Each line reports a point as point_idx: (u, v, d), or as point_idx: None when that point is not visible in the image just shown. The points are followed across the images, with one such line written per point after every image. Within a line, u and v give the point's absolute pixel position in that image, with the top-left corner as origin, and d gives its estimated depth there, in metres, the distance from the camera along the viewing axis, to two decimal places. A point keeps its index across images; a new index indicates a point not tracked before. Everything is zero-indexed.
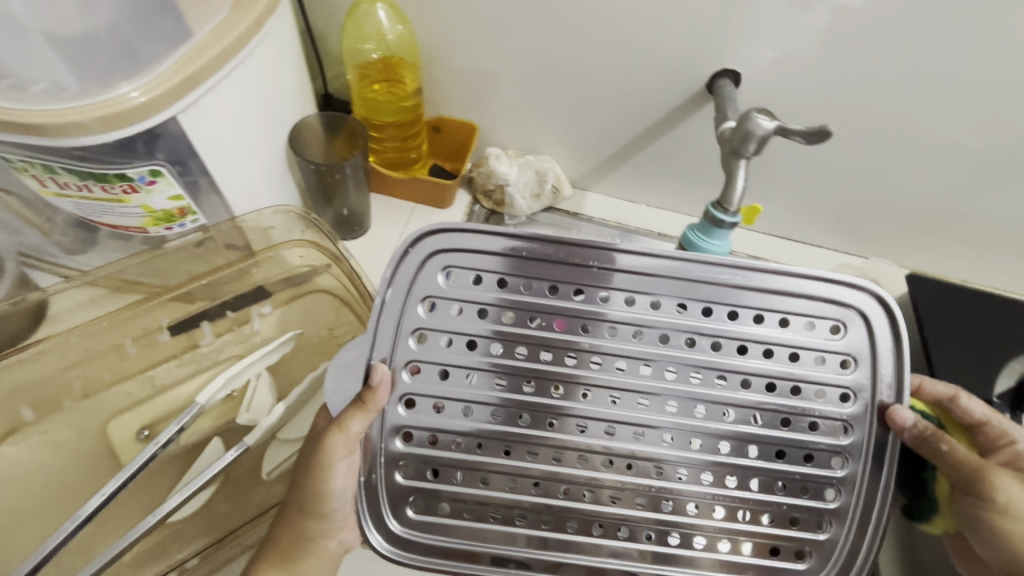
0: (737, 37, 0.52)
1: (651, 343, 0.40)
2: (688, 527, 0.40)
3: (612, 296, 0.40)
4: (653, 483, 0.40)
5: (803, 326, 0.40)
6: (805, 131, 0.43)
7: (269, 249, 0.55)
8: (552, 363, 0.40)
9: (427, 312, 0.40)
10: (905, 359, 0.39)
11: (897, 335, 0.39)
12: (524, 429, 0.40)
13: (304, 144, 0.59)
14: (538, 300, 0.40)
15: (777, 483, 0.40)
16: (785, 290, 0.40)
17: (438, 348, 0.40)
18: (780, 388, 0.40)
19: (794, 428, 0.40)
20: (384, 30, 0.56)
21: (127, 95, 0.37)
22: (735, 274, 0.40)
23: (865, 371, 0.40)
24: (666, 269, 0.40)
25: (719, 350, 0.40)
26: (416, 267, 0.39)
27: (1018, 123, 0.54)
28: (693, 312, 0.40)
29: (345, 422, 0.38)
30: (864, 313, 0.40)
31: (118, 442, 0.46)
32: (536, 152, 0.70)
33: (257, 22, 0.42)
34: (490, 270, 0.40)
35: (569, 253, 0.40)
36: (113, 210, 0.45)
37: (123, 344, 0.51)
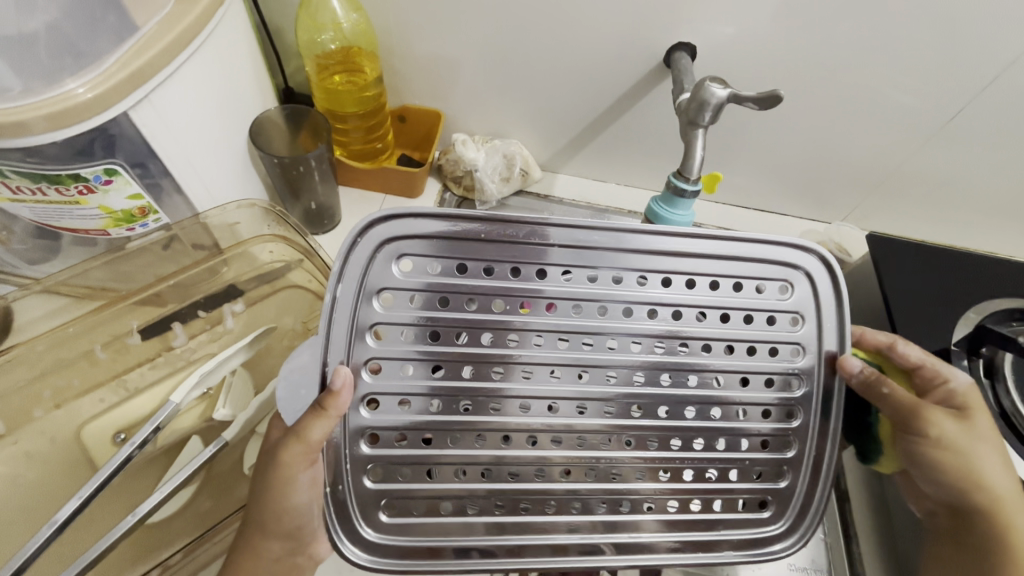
0: (690, 11, 0.53)
1: (616, 317, 0.40)
2: (665, 492, 0.42)
3: (574, 274, 0.39)
4: (627, 454, 0.41)
5: (754, 289, 0.41)
6: (757, 97, 0.45)
7: (237, 246, 0.55)
8: (519, 344, 0.39)
9: (383, 305, 0.38)
10: (845, 311, 0.42)
11: (838, 290, 0.42)
12: (495, 417, 0.39)
13: (266, 139, 0.59)
14: (499, 284, 0.38)
15: (739, 441, 0.42)
16: (742, 257, 0.40)
17: (398, 343, 0.38)
18: (738, 349, 0.41)
19: (752, 386, 0.42)
20: (339, 19, 0.56)
21: (73, 92, 0.37)
22: (692, 246, 0.40)
23: (812, 326, 0.42)
24: (627, 241, 0.39)
25: (680, 318, 0.41)
26: (367, 259, 0.37)
27: (962, 82, 0.56)
28: (653, 283, 0.40)
29: (305, 430, 0.36)
30: (809, 273, 0.42)
31: (94, 447, 0.46)
32: (503, 136, 0.70)
33: (204, 14, 0.42)
34: (448, 257, 0.38)
35: (526, 235, 0.38)
36: (71, 213, 0.44)
37: (92, 350, 0.50)
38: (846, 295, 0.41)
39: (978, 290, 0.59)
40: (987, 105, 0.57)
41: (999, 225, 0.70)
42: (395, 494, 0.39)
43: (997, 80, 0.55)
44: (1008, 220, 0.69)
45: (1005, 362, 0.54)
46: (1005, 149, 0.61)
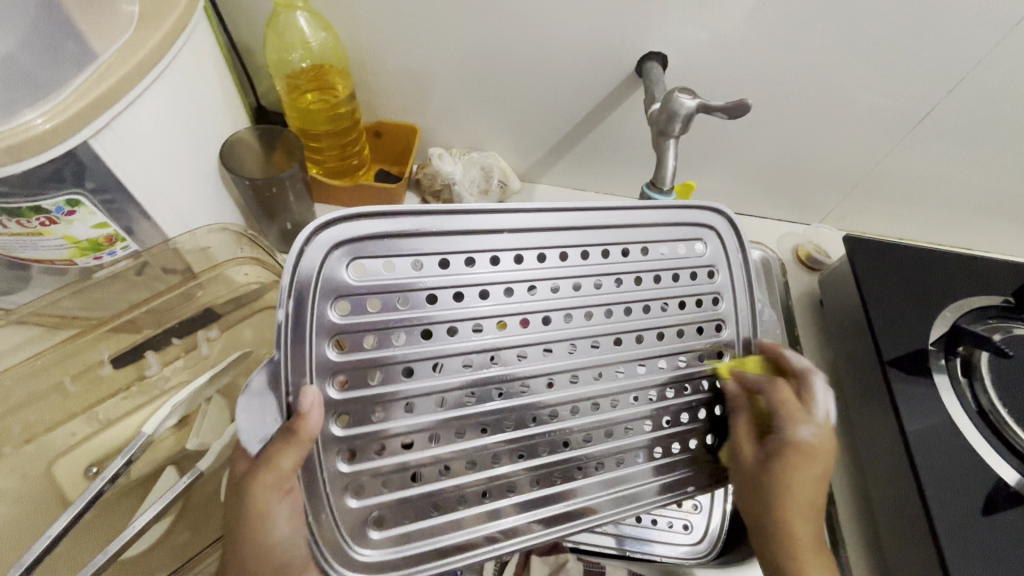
0: (659, 21, 0.54)
1: (568, 293, 0.41)
2: (632, 445, 0.44)
3: (523, 256, 0.40)
4: (594, 419, 0.42)
5: (674, 250, 0.45)
6: (725, 106, 0.45)
7: (212, 269, 0.53)
8: (485, 333, 0.39)
9: (340, 313, 0.35)
10: (747, 259, 0.47)
11: (741, 242, 0.47)
12: (474, 408, 0.39)
13: (239, 161, 0.58)
14: (454, 276, 0.38)
15: (683, 385, 0.45)
16: (663, 222, 0.44)
17: (362, 350, 0.36)
18: (673, 306, 0.45)
19: (688, 336, 0.45)
20: (308, 38, 0.56)
21: (31, 122, 0.36)
22: (625, 216, 0.42)
23: (725, 275, 0.47)
24: (571, 221, 0.41)
25: (622, 285, 0.43)
26: (318, 266, 0.34)
27: (929, 83, 0.56)
28: (594, 256, 0.42)
29: (274, 459, 0.33)
30: (715, 230, 0.46)
31: (66, 482, 0.45)
32: (480, 149, 0.70)
33: (167, 38, 0.42)
34: (402, 255, 0.36)
35: (474, 222, 0.38)
36: (35, 244, 0.43)
37: (61, 383, 0.49)
38: (746, 244, 0.47)
39: (954, 289, 0.59)
40: (955, 105, 0.58)
41: (973, 222, 0.71)
42: (376, 507, 0.37)
43: (964, 80, 0.56)
44: (982, 217, 0.70)
45: (983, 361, 0.54)
46: (974, 147, 0.62)
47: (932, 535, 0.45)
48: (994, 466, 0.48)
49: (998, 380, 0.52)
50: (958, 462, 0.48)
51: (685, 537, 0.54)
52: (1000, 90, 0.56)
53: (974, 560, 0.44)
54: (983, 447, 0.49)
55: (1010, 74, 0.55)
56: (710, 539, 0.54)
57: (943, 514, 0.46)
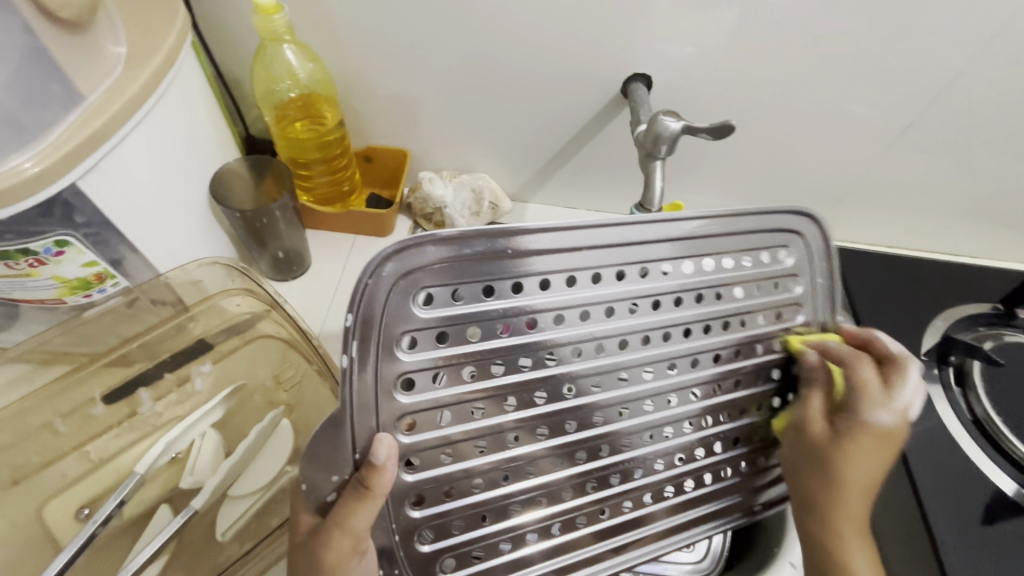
0: (641, 44, 0.55)
1: (645, 313, 0.41)
2: (692, 470, 0.46)
3: (603, 275, 0.40)
4: (668, 443, 0.44)
5: (753, 261, 0.45)
6: (710, 128, 0.46)
7: (203, 301, 0.53)
8: (559, 361, 0.40)
9: (409, 348, 0.36)
10: (831, 267, 0.47)
11: (826, 246, 0.46)
12: (550, 440, 0.41)
13: (229, 192, 0.59)
14: (529, 301, 0.38)
15: (746, 406, 0.47)
16: (747, 232, 0.43)
17: (432, 388, 0.37)
18: (750, 321, 0.45)
19: (760, 352, 0.46)
20: (295, 69, 0.56)
21: (20, 166, 0.36)
22: (706, 226, 0.41)
23: (804, 285, 0.47)
24: (641, 236, 0.40)
25: (702, 301, 0.43)
26: (384, 299, 0.34)
27: (907, 96, 0.58)
28: (675, 272, 0.42)
29: (348, 518, 0.34)
30: (795, 235, 0.46)
31: (57, 525, 0.44)
32: (471, 171, 0.71)
33: (155, 76, 0.42)
34: (473, 281, 0.36)
35: (550, 243, 0.37)
36: (24, 285, 0.44)
37: (52, 423, 0.48)
38: (832, 249, 0.46)
39: (943, 298, 0.60)
40: (937, 116, 0.59)
41: (960, 228, 0.72)
42: (452, 548, 0.39)
43: (944, 92, 0.57)
44: (967, 224, 0.71)
45: (975, 369, 0.54)
46: (956, 156, 0.63)
47: (931, 543, 0.45)
48: (992, 476, 0.48)
49: (992, 390, 0.53)
50: (954, 469, 0.49)
51: (689, 556, 0.53)
52: (979, 101, 0.57)
53: (974, 558, 0.44)
54: (979, 456, 0.49)
55: (987, 85, 0.56)
56: (713, 556, 0.53)
57: (941, 518, 0.46)
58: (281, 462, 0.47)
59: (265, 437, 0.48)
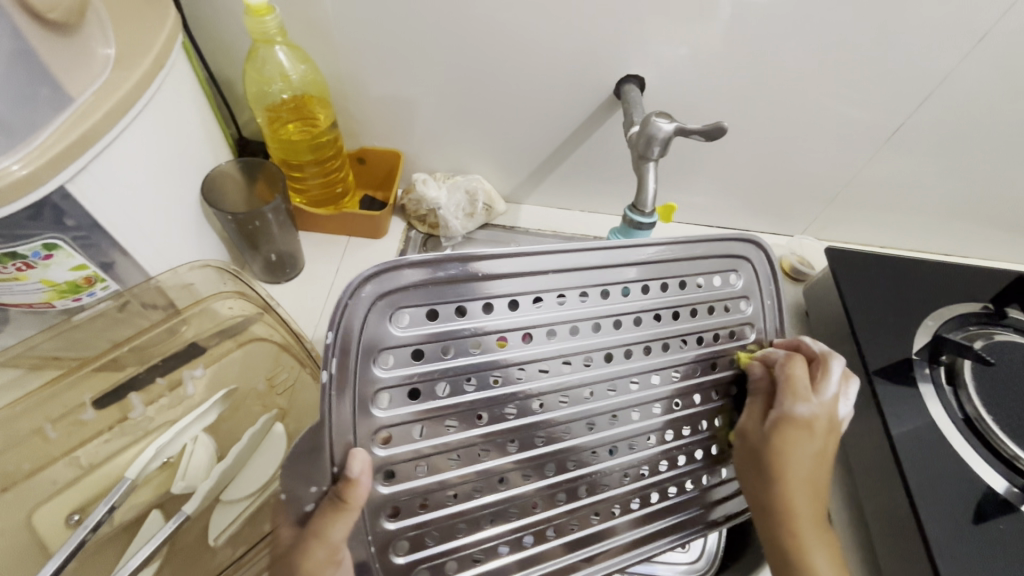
0: (634, 45, 0.55)
1: (608, 331, 0.42)
2: (657, 482, 0.46)
3: (567, 296, 0.41)
4: (632, 457, 0.44)
5: (709, 282, 0.46)
6: (702, 129, 0.47)
7: (196, 304, 0.53)
8: (527, 378, 0.40)
9: (387, 367, 0.36)
10: (781, 290, 0.48)
11: (772, 270, 0.48)
12: (518, 454, 0.41)
13: (220, 195, 0.58)
14: (499, 321, 0.39)
15: (707, 420, 0.47)
16: (702, 255, 0.45)
17: (407, 404, 0.37)
18: (707, 339, 0.46)
19: (719, 368, 0.47)
20: (287, 71, 0.56)
21: (7, 169, 0.36)
22: (663, 250, 0.43)
23: (757, 305, 0.48)
24: (606, 259, 0.41)
25: (661, 321, 0.44)
26: (362, 320, 0.35)
27: (899, 97, 0.58)
28: (636, 293, 0.43)
29: (326, 530, 0.33)
30: (747, 259, 0.47)
31: (46, 532, 0.44)
32: (464, 172, 0.70)
33: (144, 78, 0.42)
34: (446, 301, 0.37)
35: (517, 266, 0.38)
36: (11, 289, 0.43)
37: (41, 428, 0.47)
38: (778, 273, 0.48)
39: (933, 297, 0.60)
40: (927, 117, 0.60)
41: (951, 228, 0.72)
42: (428, 559, 0.39)
43: (933, 94, 0.57)
44: (958, 224, 0.72)
45: (966, 368, 0.54)
46: (948, 157, 0.63)
47: (924, 545, 0.45)
48: (981, 473, 0.49)
49: (982, 388, 0.53)
50: (943, 467, 0.49)
51: (683, 556, 0.53)
52: (968, 102, 0.58)
53: (966, 558, 0.44)
54: (970, 454, 0.50)
55: (979, 86, 0.56)
56: (707, 557, 0.54)
57: (933, 519, 0.46)
58: (275, 466, 0.47)
59: (257, 440, 0.48)
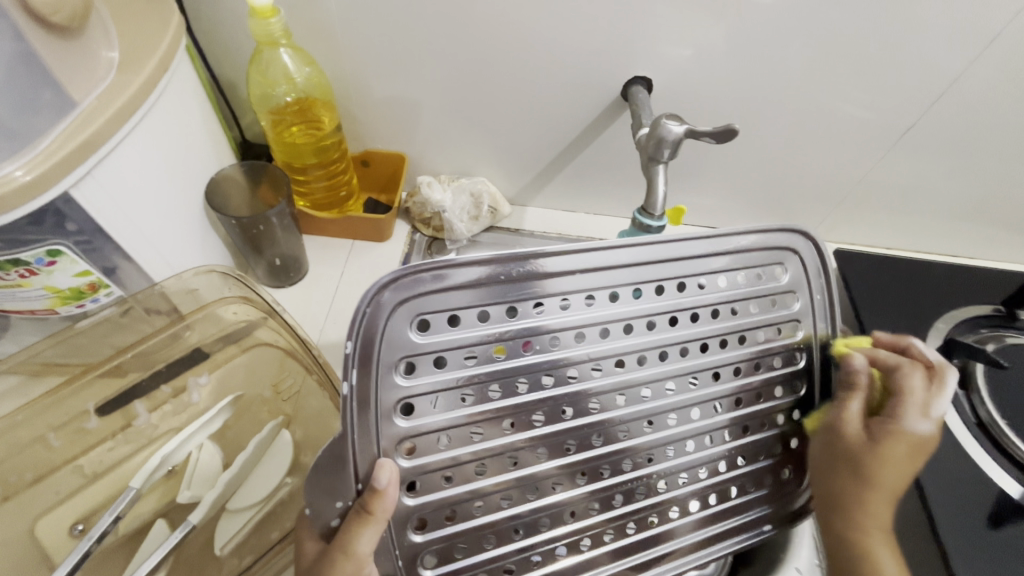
0: (641, 47, 0.55)
1: (641, 333, 0.41)
2: (699, 488, 0.45)
3: (596, 296, 0.39)
4: (672, 463, 0.43)
5: (752, 278, 0.44)
6: (712, 132, 0.46)
7: (199, 309, 0.52)
8: (559, 383, 0.39)
9: (406, 374, 0.36)
10: (831, 284, 0.46)
11: (822, 263, 0.45)
12: (551, 463, 0.40)
13: (224, 199, 0.58)
14: (524, 324, 0.37)
15: (751, 423, 0.46)
16: (747, 250, 0.43)
17: (428, 413, 0.36)
18: (750, 339, 0.44)
19: (763, 369, 0.46)
20: (292, 74, 0.56)
21: (10, 175, 0.35)
22: (700, 245, 0.41)
23: (805, 301, 0.46)
24: (636, 256, 0.39)
25: (698, 321, 0.42)
26: (380, 326, 0.34)
27: (908, 98, 0.58)
28: (670, 291, 0.41)
29: (352, 541, 0.33)
30: (794, 250, 0.45)
31: (49, 542, 0.43)
32: (469, 175, 0.70)
33: (148, 82, 0.41)
34: (468, 305, 0.36)
35: (543, 266, 0.37)
36: (15, 295, 0.43)
37: (44, 436, 0.47)
38: (828, 264, 0.45)
39: (944, 300, 0.60)
40: (937, 118, 0.59)
41: (955, 230, 0.72)
42: (456, 573, 0.39)
43: (943, 95, 0.57)
44: (965, 225, 0.71)
45: (978, 371, 0.54)
46: (956, 158, 0.63)
47: (941, 549, 0.45)
48: (997, 479, 0.48)
49: (995, 392, 0.52)
50: (958, 473, 0.48)
51: None
52: (980, 103, 0.57)
53: (982, 562, 0.44)
54: (984, 459, 0.49)
55: (990, 86, 0.56)
56: (717, 563, 0.53)
57: (948, 523, 0.46)
58: (280, 474, 0.47)
59: (266, 446, 0.47)
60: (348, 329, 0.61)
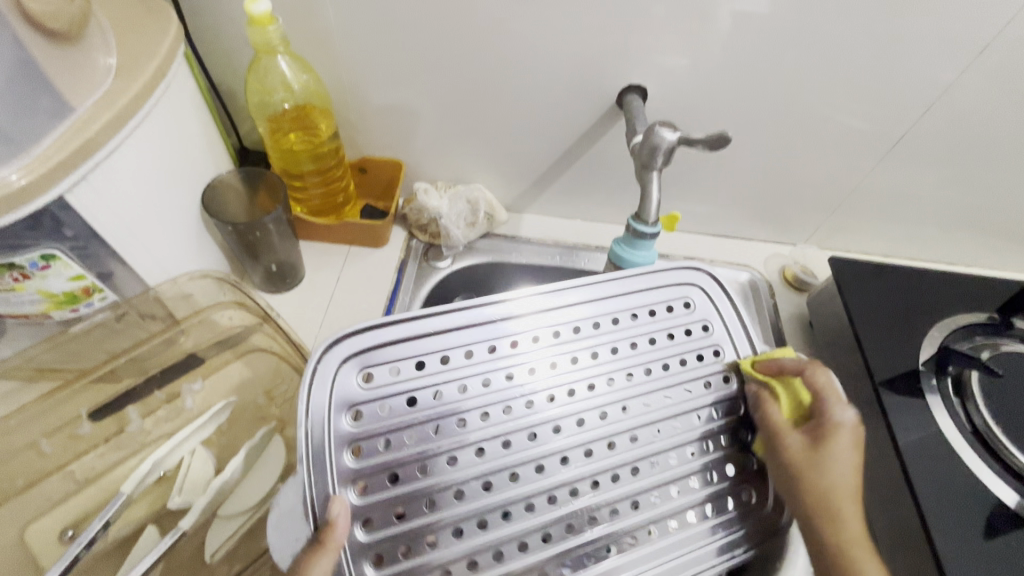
0: (636, 56, 0.55)
1: (566, 367, 0.43)
2: (694, 500, 0.42)
3: (518, 339, 0.43)
4: (638, 481, 0.42)
5: (663, 310, 0.47)
6: (705, 139, 0.46)
7: (195, 315, 0.53)
8: (513, 415, 0.41)
9: (354, 422, 0.38)
10: (740, 309, 0.48)
11: (724, 292, 0.49)
12: (519, 486, 0.40)
13: (221, 205, 0.58)
14: (456, 369, 0.41)
15: (726, 437, 0.45)
16: (644, 288, 0.47)
17: (402, 447, 0.38)
18: (690, 361, 0.46)
19: (714, 388, 0.45)
20: (289, 81, 0.56)
21: (6, 179, 0.35)
22: (599, 288, 0.46)
23: (720, 327, 0.48)
24: (545, 302, 0.44)
25: (619, 352, 0.45)
26: (331, 376, 0.38)
27: (902, 106, 0.58)
28: (586, 329, 0.44)
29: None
30: (695, 284, 0.49)
31: (39, 548, 0.43)
32: (465, 182, 0.70)
33: (145, 88, 0.42)
34: (404, 356, 0.40)
35: (463, 317, 0.42)
36: (8, 300, 0.43)
37: (37, 442, 0.47)
38: (732, 293, 0.49)
39: (939, 308, 0.60)
40: (930, 126, 0.59)
41: (951, 237, 0.72)
42: None
43: (937, 103, 0.57)
44: (960, 233, 0.71)
45: (974, 379, 0.54)
46: (950, 166, 0.63)
47: (935, 558, 0.44)
48: (993, 488, 0.48)
49: (990, 400, 0.52)
50: (954, 481, 0.48)
51: None
52: (972, 111, 0.58)
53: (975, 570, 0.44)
54: (982, 470, 0.49)
55: (983, 95, 0.56)
56: None
57: (942, 532, 0.45)
58: (273, 479, 0.46)
59: (260, 450, 0.47)
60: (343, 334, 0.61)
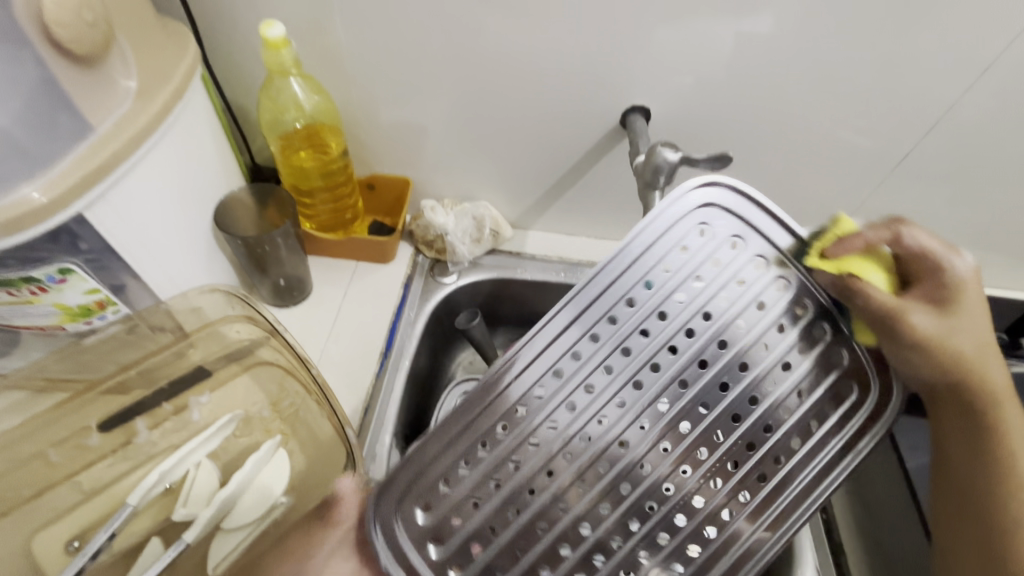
0: (640, 77, 0.56)
1: (603, 382, 0.41)
2: (786, 428, 0.41)
3: (545, 387, 0.42)
4: (722, 438, 0.41)
5: (678, 252, 0.43)
6: (708, 159, 0.47)
7: (203, 327, 0.54)
8: (575, 455, 0.41)
9: (437, 546, 0.40)
10: (761, 205, 0.43)
11: (745, 196, 0.43)
12: (618, 513, 0.40)
13: (233, 220, 0.60)
14: (499, 448, 0.41)
15: (793, 362, 0.42)
16: (648, 242, 0.43)
17: (492, 536, 0.40)
18: (725, 300, 0.42)
19: (752, 323, 0.42)
20: (301, 101, 0.58)
21: (30, 197, 0.37)
22: (595, 277, 0.42)
23: (750, 243, 0.43)
24: (551, 341, 0.42)
25: (647, 333, 0.42)
26: (393, 521, 0.40)
27: (904, 126, 0.58)
28: (603, 331, 0.42)
29: None
30: (701, 203, 0.43)
31: (44, 558, 0.43)
32: (472, 199, 0.71)
33: (163, 109, 0.43)
34: (445, 457, 0.41)
35: (480, 395, 0.41)
36: (26, 312, 0.44)
37: (44, 452, 0.47)
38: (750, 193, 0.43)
39: None
40: (931, 146, 0.60)
41: None
42: None
43: (938, 124, 0.58)
44: (967, 254, 0.71)
45: None
46: (954, 187, 0.63)
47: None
48: None
49: None
50: None
51: None
52: (973, 131, 0.58)
53: None
54: None
55: (983, 116, 0.57)
56: None
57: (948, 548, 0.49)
58: (276, 493, 0.47)
59: (265, 465, 0.47)
60: (349, 349, 0.62)
